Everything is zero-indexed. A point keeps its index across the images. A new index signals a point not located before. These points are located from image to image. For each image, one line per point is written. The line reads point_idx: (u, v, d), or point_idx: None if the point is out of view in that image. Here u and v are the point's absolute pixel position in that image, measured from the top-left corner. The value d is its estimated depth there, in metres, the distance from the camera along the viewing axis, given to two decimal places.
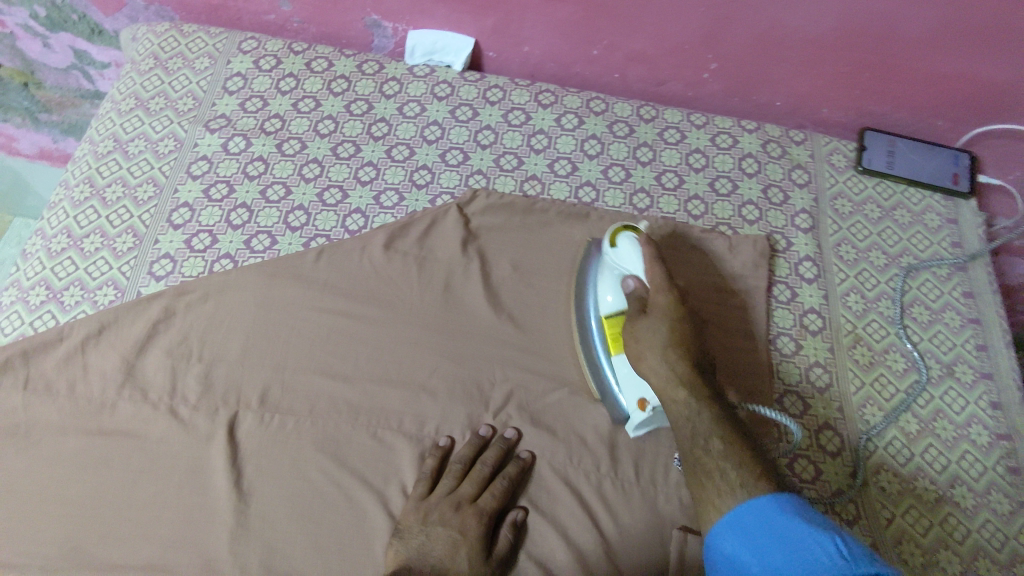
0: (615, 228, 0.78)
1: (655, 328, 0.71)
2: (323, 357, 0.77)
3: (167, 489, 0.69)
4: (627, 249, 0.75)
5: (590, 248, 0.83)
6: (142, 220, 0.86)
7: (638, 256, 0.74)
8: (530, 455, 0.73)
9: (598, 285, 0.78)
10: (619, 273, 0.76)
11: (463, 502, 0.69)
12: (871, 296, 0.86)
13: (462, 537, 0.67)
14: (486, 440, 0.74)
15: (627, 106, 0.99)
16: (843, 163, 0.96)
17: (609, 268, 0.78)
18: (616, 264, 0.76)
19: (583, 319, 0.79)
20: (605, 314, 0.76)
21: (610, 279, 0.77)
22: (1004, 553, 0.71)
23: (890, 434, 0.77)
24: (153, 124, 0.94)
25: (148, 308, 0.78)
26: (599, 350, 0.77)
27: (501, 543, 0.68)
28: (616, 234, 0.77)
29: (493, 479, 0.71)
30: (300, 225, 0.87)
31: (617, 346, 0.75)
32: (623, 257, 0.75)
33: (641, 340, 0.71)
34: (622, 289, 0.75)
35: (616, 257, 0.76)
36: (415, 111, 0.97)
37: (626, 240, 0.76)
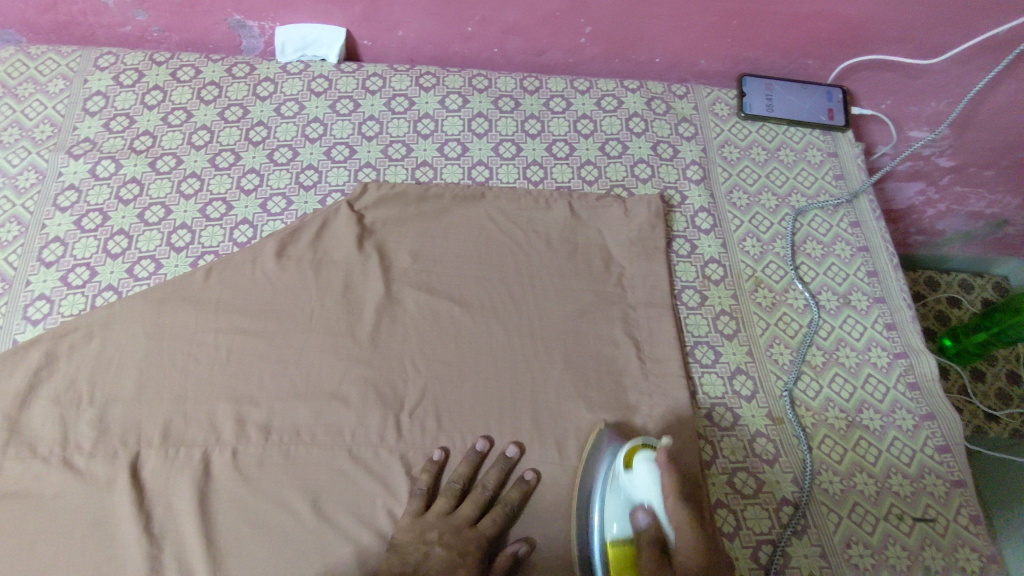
0: (631, 446, 0.68)
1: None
2: (225, 380, 0.74)
3: (71, 545, 0.65)
4: (648, 477, 0.65)
5: (601, 439, 0.72)
6: (9, 262, 0.80)
7: (656, 479, 0.64)
8: (443, 453, 0.72)
9: (603, 510, 0.68)
10: (632, 500, 0.66)
11: (461, 526, 0.68)
12: (767, 238, 0.88)
13: (461, 559, 0.66)
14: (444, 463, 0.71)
15: (510, 81, 0.97)
16: (726, 111, 0.97)
17: (615, 500, 0.67)
18: (629, 491, 0.66)
19: (584, 527, 0.68)
20: (609, 540, 0.66)
21: (621, 506, 0.66)
22: (912, 466, 0.74)
23: (800, 370, 0.80)
24: (9, 157, 0.87)
25: (27, 356, 0.73)
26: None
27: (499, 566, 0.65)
28: (632, 454, 0.67)
29: (487, 500, 0.70)
30: (184, 245, 0.83)
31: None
32: (639, 487, 0.65)
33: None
34: (636, 521, 0.64)
35: (631, 487, 0.66)
36: (294, 110, 0.93)
37: (643, 465, 0.66)
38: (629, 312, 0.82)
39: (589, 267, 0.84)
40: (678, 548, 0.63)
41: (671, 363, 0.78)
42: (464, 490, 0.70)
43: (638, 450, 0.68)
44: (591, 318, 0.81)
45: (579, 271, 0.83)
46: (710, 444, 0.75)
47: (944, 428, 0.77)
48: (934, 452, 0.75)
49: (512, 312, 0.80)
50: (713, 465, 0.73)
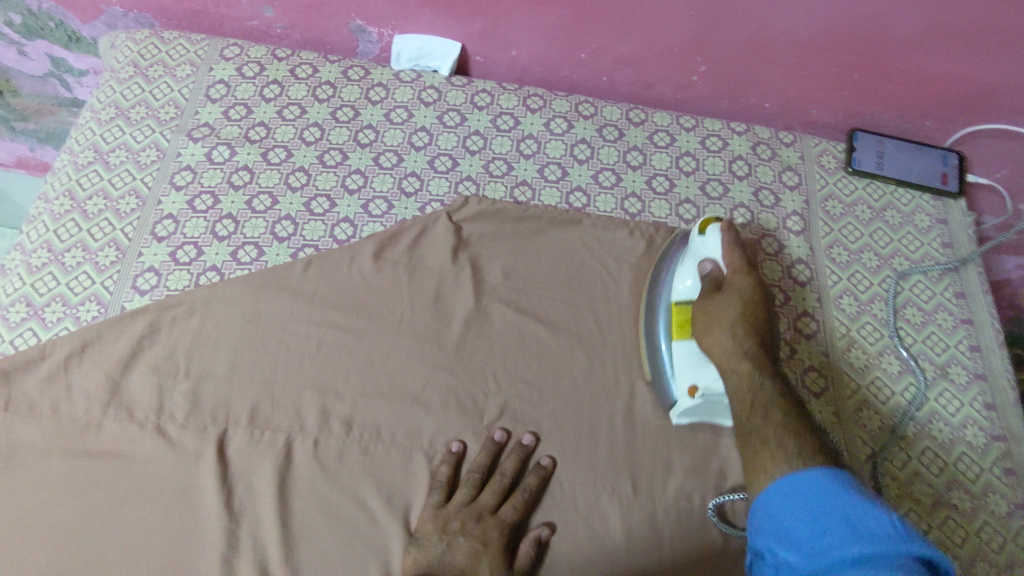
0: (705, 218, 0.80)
1: (726, 303, 0.73)
2: (313, 371, 0.76)
3: (156, 512, 0.67)
4: (716, 240, 0.77)
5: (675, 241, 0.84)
6: (125, 233, 0.84)
7: (723, 243, 0.77)
8: (460, 445, 0.72)
9: (675, 272, 0.80)
10: (700, 257, 0.78)
11: (482, 514, 0.69)
12: (865, 298, 0.86)
13: (484, 547, 0.67)
14: (461, 455, 0.72)
15: (616, 110, 0.97)
16: (833, 164, 0.95)
17: (689, 261, 0.79)
18: (698, 249, 0.79)
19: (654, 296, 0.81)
20: (676, 301, 0.78)
21: (690, 264, 0.79)
22: (1002, 555, 0.71)
23: (889, 438, 0.77)
24: (134, 134, 0.92)
25: (133, 323, 0.77)
26: (661, 334, 0.78)
27: (522, 554, 0.67)
28: (706, 223, 0.79)
29: (505, 488, 0.71)
30: (287, 235, 0.85)
31: (682, 333, 0.76)
32: (707, 244, 0.78)
33: (711, 314, 0.73)
34: (700, 271, 0.77)
35: (700, 243, 0.78)
36: (403, 117, 0.95)
37: (713, 229, 0.78)
38: None
39: None
40: (729, 284, 0.75)
41: None
42: (483, 479, 0.71)
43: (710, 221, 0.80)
44: None
45: None
46: None
47: None
48: None
49: (598, 340, 0.80)
50: None
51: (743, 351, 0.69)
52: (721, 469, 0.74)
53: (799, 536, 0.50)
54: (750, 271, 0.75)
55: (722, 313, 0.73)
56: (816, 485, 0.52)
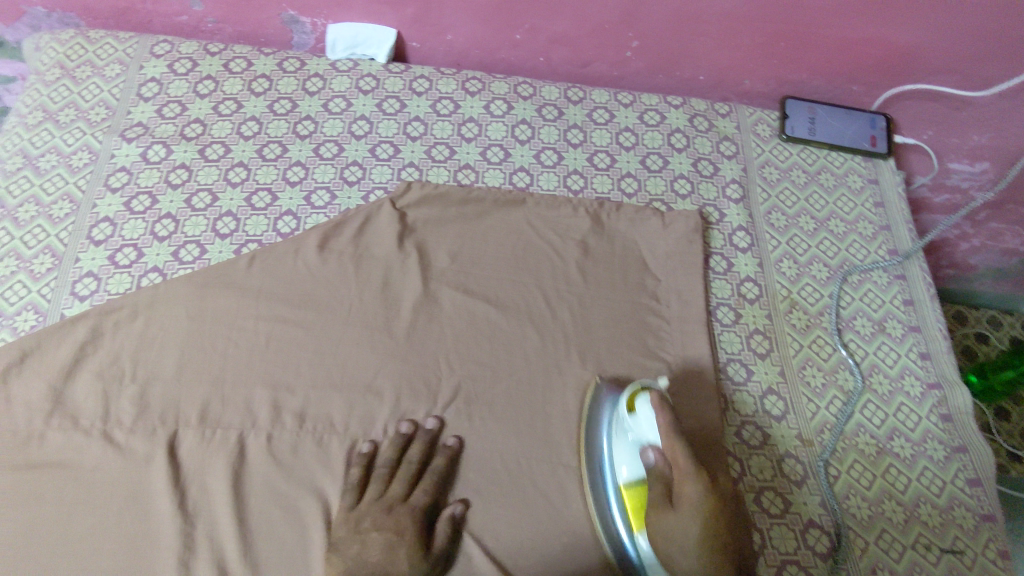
0: (631, 391, 0.71)
1: (677, 519, 0.61)
2: (263, 366, 0.75)
3: (107, 518, 0.66)
4: (647, 414, 0.68)
5: (600, 392, 0.76)
6: (60, 238, 0.82)
7: (654, 413, 0.67)
8: (370, 446, 0.72)
9: (613, 455, 0.71)
10: (640, 442, 0.69)
11: (395, 504, 0.68)
12: (804, 260, 0.89)
13: (398, 536, 0.66)
14: (372, 450, 0.72)
15: (554, 90, 0.98)
16: (768, 132, 0.98)
17: (626, 442, 0.70)
18: (636, 433, 0.69)
19: (599, 484, 0.72)
20: (622, 483, 0.69)
21: (627, 451, 0.69)
22: (941, 496, 0.74)
23: (830, 393, 0.80)
24: (64, 137, 0.90)
25: (74, 330, 0.75)
26: (620, 521, 0.69)
27: (440, 535, 0.67)
28: (634, 397, 0.70)
29: (411, 476, 0.70)
30: (229, 232, 0.84)
31: (638, 522, 0.67)
32: (641, 426, 0.68)
33: (671, 540, 0.62)
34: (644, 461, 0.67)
35: (634, 426, 0.69)
36: (341, 106, 0.95)
37: (642, 405, 0.69)
38: (662, 325, 0.82)
39: (625, 276, 0.85)
40: (678, 491, 0.63)
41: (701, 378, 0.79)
42: (392, 472, 0.71)
43: (637, 391, 0.71)
44: (623, 330, 0.81)
45: (615, 282, 0.84)
46: (738, 461, 0.75)
47: (975, 462, 0.76)
48: (965, 485, 0.75)
49: (546, 316, 0.81)
50: (742, 482, 0.73)
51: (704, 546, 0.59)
52: None
53: None
54: (701, 475, 0.62)
55: (682, 523, 0.61)
56: None
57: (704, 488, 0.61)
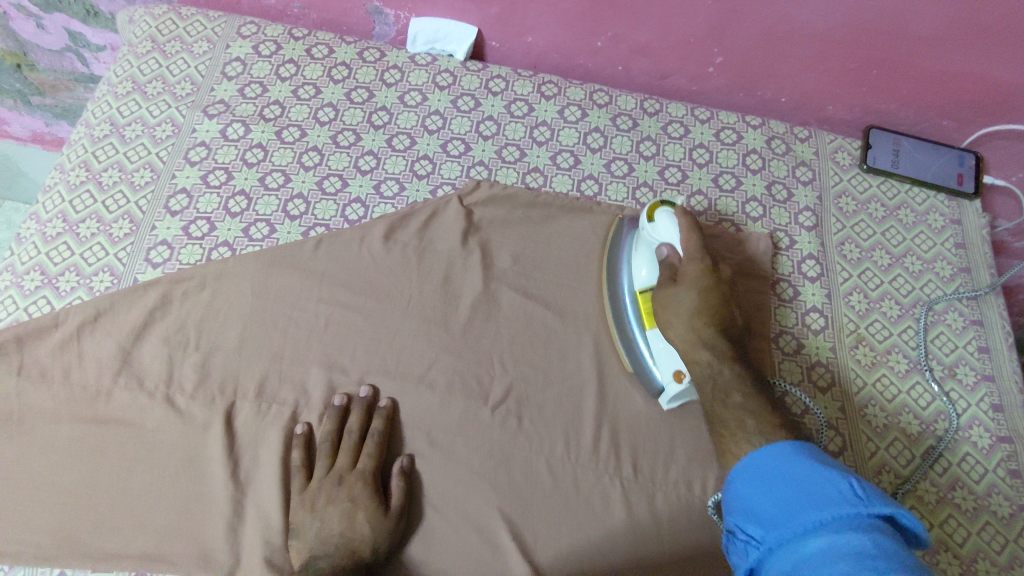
0: (652, 205, 0.79)
1: (681, 292, 0.74)
2: (321, 348, 0.77)
3: (164, 479, 0.69)
4: (666, 223, 0.77)
5: (623, 228, 0.85)
6: (139, 206, 0.84)
7: (672, 223, 0.76)
8: (305, 426, 0.73)
9: (633, 258, 0.80)
10: (654, 244, 0.78)
11: (344, 474, 0.71)
12: (874, 295, 0.86)
13: (355, 504, 0.69)
14: (343, 408, 0.74)
15: (631, 100, 0.96)
16: (848, 161, 0.95)
17: (646, 246, 0.79)
18: (651, 237, 0.78)
19: (616, 292, 0.81)
20: (639, 288, 0.78)
21: (646, 255, 0.78)
22: (1003, 555, 0.70)
23: (892, 434, 0.77)
24: (150, 108, 0.91)
25: (145, 295, 0.78)
26: (635, 323, 0.79)
27: (395, 494, 0.69)
28: (654, 209, 0.78)
29: (365, 442, 0.72)
30: (299, 214, 0.85)
31: (651, 321, 0.76)
32: (660, 231, 0.77)
33: (672, 308, 0.74)
34: (657, 259, 0.77)
35: (654, 232, 0.78)
36: (417, 100, 0.94)
37: (662, 215, 0.77)
38: None
39: None
40: (682, 272, 0.75)
41: None
42: (333, 445, 0.73)
43: (657, 205, 0.79)
44: None
45: None
46: None
47: None
48: None
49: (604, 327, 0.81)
50: None
51: (695, 280, 0.74)
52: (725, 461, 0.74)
53: (764, 514, 0.54)
54: (703, 258, 0.74)
55: (684, 298, 0.74)
56: (783, 466, 0.57)
57: (703, 267, 0.74)
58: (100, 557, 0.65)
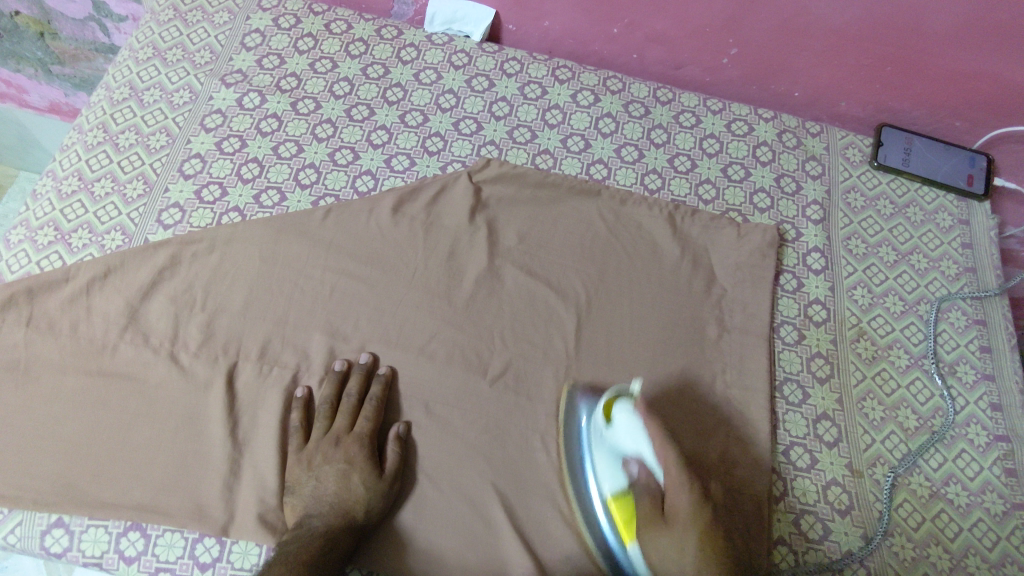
0: (606, 401, 0.72)
1: (670, 537, 0.60)
2: (325, 315, 0.78)
3: (164, 432, 0.70)
4: (627, 425, 0.68)
5: (576, 449, 0.73)
6: (153, 168, 0.85)
7: (636, 431, 0.67)
8: (305, 391, 0.74)
9: (595, 464, 0.70)
10: (623, 453, 0.69)
11: (342, 436, 0.71)
12: (878, 291, 0.86)
13: (350, 465, 0.69)
14: (344, 373, 0.75)
15: (644, 88, 0.97)
16: (858, 158, 0.95)
17: (605, 450, 0.70)
18: (618, 444, 0.69)
19: (581, 486, 0.71)
20: (609, 495, 0.67)
21: (609, 464, 0.69)
22: (994, 551, 0.70)
23: (889, 429, 0.77)
24: (169, 75, 0.92)
25: (155, 255, 0.79)
26: (611, 534, 0.67)
27: (391, 457, 0.70)
28: (611, 407, 0.71)
29: (363, 406, 0.73)
30: (310, 183, 0.86)
31: (629, 534, 0.65)
32: (621, 433, 0.68)
33: (662, 554, 0.60)
34: (625, 472, 0.68)
35: (615, 438, 0.69)
36: (431, 78, 0.95)
37: (620, 415, 0.69)
38: (721, 334, 0.81)
39: (690, 280, 0.83)
40: (671, 505, 0.62)
41: (756, 393, 0.77)
42: (332, 408, 0.73)
43: (612, 400, 0.72)
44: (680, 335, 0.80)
45: (680, 287, 0.83)
46: (782, 480, 0.74)
47: None
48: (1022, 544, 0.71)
49: (607, 307, 0.81)
50: (782, 501, 0.72)
51: (691, 500, 0.61)
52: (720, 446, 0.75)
53: None
54: (692, 484, 0.62)
55: (681, 537, 0.60)
56: None
57: (693, 489, 0.62)
58: (97, 505, 0.66)
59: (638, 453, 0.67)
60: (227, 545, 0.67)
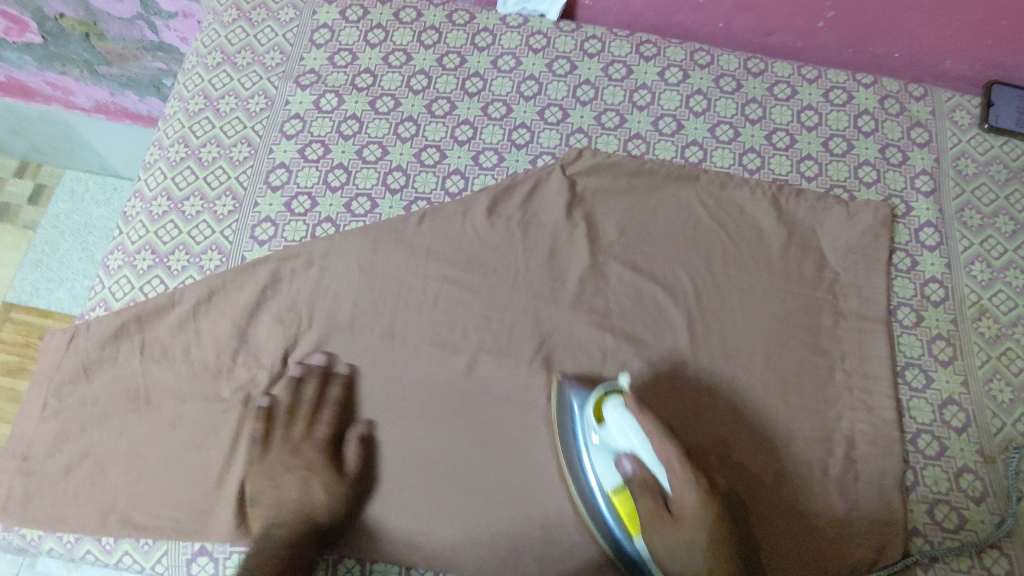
0: (597, 399, 0.68)
1: (680, 531, 0.61)
2: (431, 326, 0.76)
3: None
4: (617, 415, 0.65)
5: (563, 408, 0.72)
6: (240, 182, 0.84)
7: (626, 419, 0.64)
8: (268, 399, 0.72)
9: (590, 458, 0.68)
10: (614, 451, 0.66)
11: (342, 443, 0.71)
12: (998, 265, 0.82)
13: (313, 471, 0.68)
14: (299, 376, 0.73)
15: (733, 59, 0.92)
16: (966, 120, 0.90)
17: (602, 451, 0.67)
18: (608, 442, 0.66)
19: (576, 472, 0.69)
20: (610, 488, 0.66)
21: (603, 459, 0.67)
22: None
23: (1019, 411, 0.75)
24: (242, 80, 0.89)
25: (255, 273, 0.78)
26: (615, 531, 0.66)
27: (352, 464, 0.69)
28: (601, 407, 0.67)
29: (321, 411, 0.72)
30: (399, 187, 0.84)
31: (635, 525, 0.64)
32: (614, 433, 0.65)
33: (671, 545, 0.61)
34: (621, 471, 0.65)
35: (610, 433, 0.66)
36: (510, 64, 0.91)
37: (613, 410, 0.66)
38: (836, 321, 0.78)
39: (799, 264, 0.80)
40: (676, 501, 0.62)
41: (879, 382, 0.75)
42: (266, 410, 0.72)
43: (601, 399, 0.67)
44: (794, 322, 0.78)
45: (790, 273, 0.80)
46: (912, 470, 0.72)
47: None
48: None
49: (716, 299, 0.78)
50: (913, 492, 0.71)
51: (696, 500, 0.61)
52: (846, 438, 0.73)
53: None
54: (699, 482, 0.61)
55: (684, 537, 0.61)
56: None
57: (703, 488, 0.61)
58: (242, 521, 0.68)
59: (633, 451, 0.64)
60: (366, 564, 0.69)
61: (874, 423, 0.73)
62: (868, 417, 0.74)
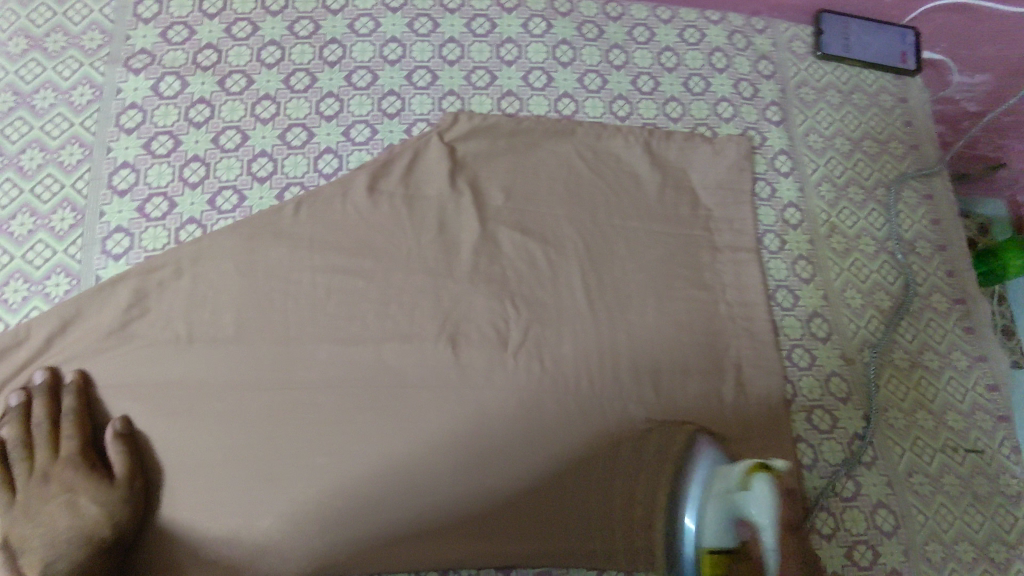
0: (752, 464, 0.61)
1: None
2: (327, 322, 0.72)
3: (201, 484, 0.66)
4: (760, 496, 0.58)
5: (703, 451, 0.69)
6: (77, 190, 0.74)
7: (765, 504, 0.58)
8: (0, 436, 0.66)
9: (705, 504, 0.63)
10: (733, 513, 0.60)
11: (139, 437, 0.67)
12: (841, 183, 0.91)
13: (73, 491, 0.64)
14: (25, 403, 0.67)
15: (592, 5, 0.92)
16: (803, 50, 0.96)
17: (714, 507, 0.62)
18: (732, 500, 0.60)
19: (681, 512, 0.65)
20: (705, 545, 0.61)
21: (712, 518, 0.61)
22: (964, 401, 0.83)
23: (869, 313, 0.85)
24: (58, 69, 0.78)
25: (115, 294, 0.70)
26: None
27: (118, 462, 0.65)
28: (754, 469, 0.60)
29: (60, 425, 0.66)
30: (267, 175, 0.77)
31: None
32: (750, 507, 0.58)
33: None
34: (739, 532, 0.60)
35: (742, 501, 0.59)
36: (369, 27, 0.85)
37: (762, 484, 0.59)
38: (715, 256, 0.83)
39: (676, 206, 0.84)
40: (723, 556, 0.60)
41: (758, 307, 0.82)
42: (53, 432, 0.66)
43: (755, 465, 0.61)
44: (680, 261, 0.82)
45: (669, 215, 0.84)
46: (792, 383, 0.81)
47: (993, 368, 0.85)
48: (985, 390, 0.84)
49: (606, 250, 0.80)
50: (794, 403, 0.80)
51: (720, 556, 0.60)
52: (736, 364, 0.79)
53: None
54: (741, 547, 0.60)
55: None
56: None
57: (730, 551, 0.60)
58: (170, 533, 0.65)
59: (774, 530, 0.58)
60: None
61: (757, 345, 0.80)
62: (751, 341, 0.80)
